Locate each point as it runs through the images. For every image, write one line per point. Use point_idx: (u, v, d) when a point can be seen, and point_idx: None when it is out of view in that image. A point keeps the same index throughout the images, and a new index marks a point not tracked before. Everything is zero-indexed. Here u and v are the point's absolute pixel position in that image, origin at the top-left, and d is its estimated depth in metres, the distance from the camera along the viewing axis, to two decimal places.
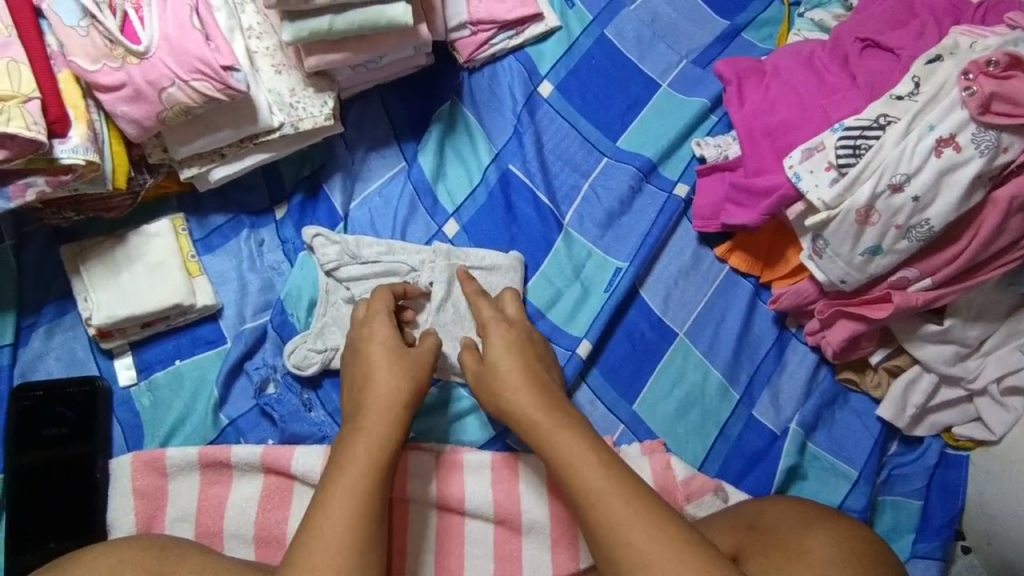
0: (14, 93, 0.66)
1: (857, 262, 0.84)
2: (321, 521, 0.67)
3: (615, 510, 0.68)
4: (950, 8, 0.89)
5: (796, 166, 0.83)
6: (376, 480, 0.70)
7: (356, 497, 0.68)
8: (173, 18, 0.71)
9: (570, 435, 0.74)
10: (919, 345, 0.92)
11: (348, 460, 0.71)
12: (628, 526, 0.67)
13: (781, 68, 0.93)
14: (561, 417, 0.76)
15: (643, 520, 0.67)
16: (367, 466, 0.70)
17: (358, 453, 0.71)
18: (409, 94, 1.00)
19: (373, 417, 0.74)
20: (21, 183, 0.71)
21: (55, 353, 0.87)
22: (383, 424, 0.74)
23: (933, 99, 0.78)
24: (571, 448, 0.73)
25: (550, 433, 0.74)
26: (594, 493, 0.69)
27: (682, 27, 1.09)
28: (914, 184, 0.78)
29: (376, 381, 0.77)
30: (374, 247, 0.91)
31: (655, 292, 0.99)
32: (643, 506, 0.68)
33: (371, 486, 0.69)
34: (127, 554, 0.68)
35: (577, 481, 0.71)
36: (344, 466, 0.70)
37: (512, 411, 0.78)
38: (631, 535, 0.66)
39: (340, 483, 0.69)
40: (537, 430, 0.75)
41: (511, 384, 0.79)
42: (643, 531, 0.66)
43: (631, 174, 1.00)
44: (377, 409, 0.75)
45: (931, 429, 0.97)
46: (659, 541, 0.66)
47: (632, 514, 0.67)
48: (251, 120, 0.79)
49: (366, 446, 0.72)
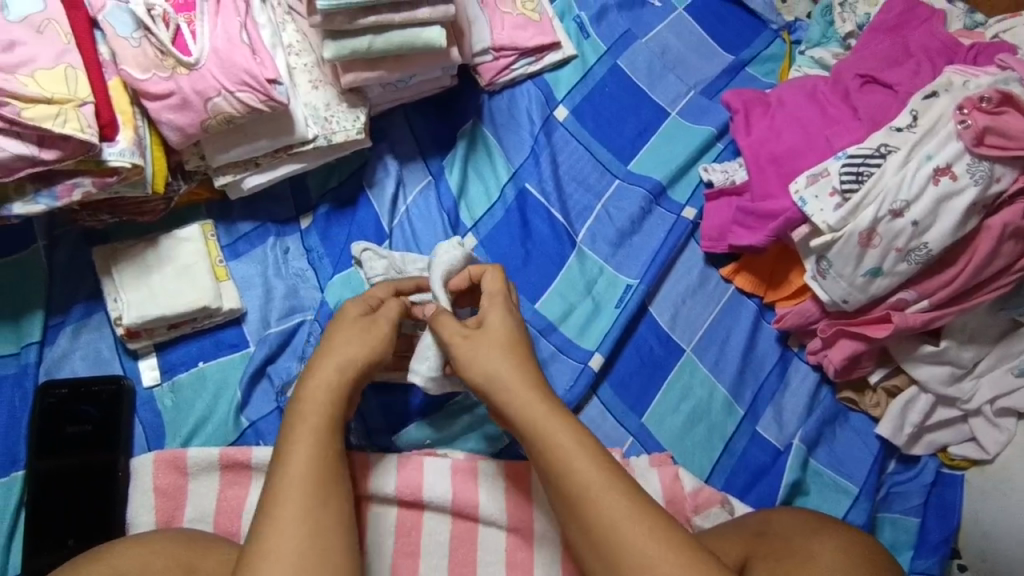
0: (70, 97, 0.68)
1: (859, 283, 0.88)
2: (277, 513, 0.66)
3: (615, 508, 0.68)
4: (942, 48, 0.95)
5: (802, 191, 0.88)
6: (327, 445, 0.70)
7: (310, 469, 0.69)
8: (223, 34, 0.75)
9: (568, 434, 0.72)
10: (917, 365, 0.96)
11: (297, 442, 0.70)
12: (629, 523, 0.67)
13: (786, 100, 0.98)
14: (558, 414, 0.73)
15: (642, 520, 0.67)
16: (318, 428, 0.71)
17: (312, 412, 0.72)
18: (432, 114, 1.05)
19: (314, 399, 0.72)
20: (69, 183, 0.73)
21: (81, 352, 0.89)
22: (318, 404, 0.72)
23: (930, 131, 0.83)
24: (570, 447, 0.71)
25: (542, 422, 0.72)
26: (591, 488, 0.69)
27: (690, 60, 1.15)
28: (914, 210, 0.82)
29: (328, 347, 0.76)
30: (418, 264, 0.92)
31: (663, 310, 1.03)
32: (642, 503, 0.68)
33: (322, 468, 0.69)
34: (160, 546, 0.70)
35: (569, 473, 0.70)
36: (296, 435, 0.70)
37: (501, 381, 0.75)
38: (632, 534, 0.66)
39: (294, 456, 0.69)
40: (529, 420, 0.73)
41: (499, 380, 0.75)
42: (643, 528, 0.67)
43: (642, 197, 1.05)
44: (313, 386, 0.73)
45: (928, 448, 1.00)
46: (660, 540, 0.66)
47: (632, 513, 0.67)
48: (289, 132, 0.83)
49: (314, 413, 0.72)
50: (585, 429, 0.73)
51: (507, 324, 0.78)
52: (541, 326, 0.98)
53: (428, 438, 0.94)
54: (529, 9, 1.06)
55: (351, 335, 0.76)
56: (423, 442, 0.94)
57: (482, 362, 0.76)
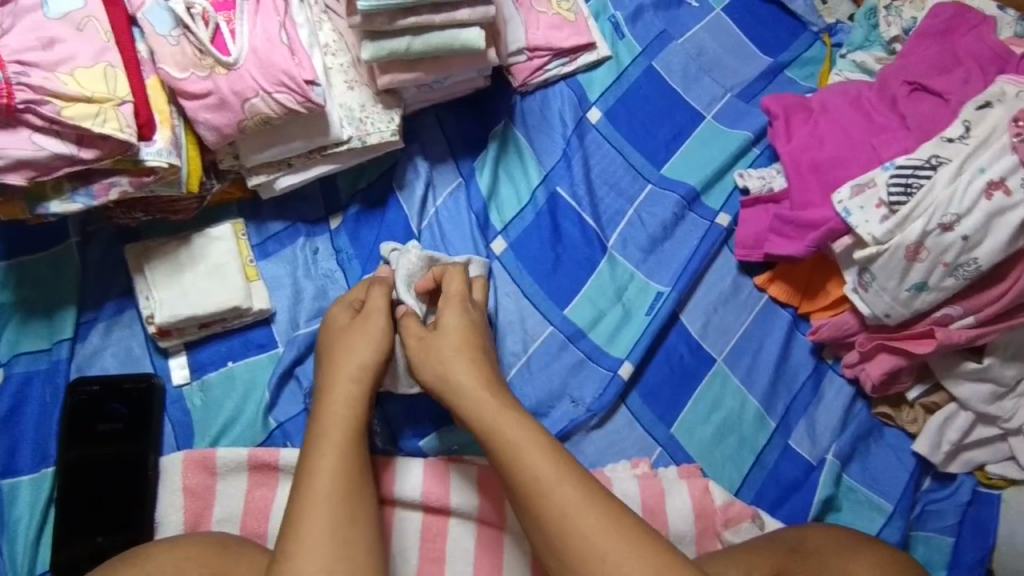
0: (110, 96, 0.68)
1: (902, 297, 0.86)
2: (305, 517, 0.67)
3: (565, 500, 0.69)
4: (993, 57, 0.92)
5: (846, 202, 0.86)
6: (351, 452, 0.73)
7: (336, 476, 0.70)
8: (262, 33, 0.74)
9: (520, 430, 0.73)
10: (959, 383, 0.93)
11: (322, 451, 0.72)
12: (580, 513, 0.68)
13: (829, 106, 0.96)
14: (508, 410, 0.75)
15: (594, 509, 0.68)
16: (345, 436, 0.73)
17: (333, 420, 0.74)
18: (464, 113, 1.03)
19: (332, 410, 0.75)
20: (106, 182, 0.73)
21: (112, 350, 0.89)
22: (340, 414, 0.75)
23: (984, 142, 0.82)
24: (524, 442, 0.72)
25: (496, 418, 0.74)
26: (543, 481, 0.70)
27: (727, 62, 1.12)
28: (964, 224, 0.80)
29: (342, 359, 0.79)
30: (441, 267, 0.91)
31: (694, 318, 1.00)
32: (593, 494, 0.70)
33: (348, 475, 0.71)
34: (194, 551, 0.70)
35: (522, 467, 0.71)
36: (322, 443, 0.72)
37: (454, 379, 0.78)
38: (582, 525, 0.68)
39: (320, 463, 0.71)
40: (483, 417, 0.75)
41: (451, 379, 0.78)
42: (595, 517, 0.68)
43: (675, 203, 1.03)
44: (338, 394, 0.76)
45: (965, 466, 0.97)
46: (614, 530, 0.67)
47: (583, 503, 0.69)
48: (323, 133, 0.82)
49: (338, 422, 0.74)
50: (536, 423, 0.75)
51: (461, 322, 0.82)
52: (570, 333, 0.97)
53: (455, 445, 0.91)
54: (565, 8, 1.04)
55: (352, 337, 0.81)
56: (451, 448, 0.91)
57: (431, 365, 0.79)
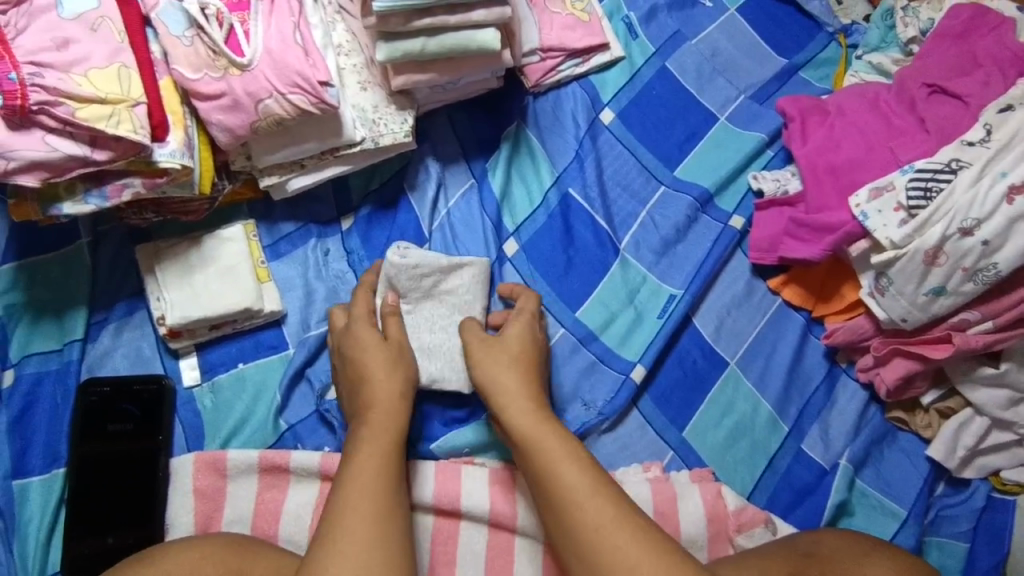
0: (124, 97, 0.67)
1: (920, 302, 0.85)
2: (344, 518, 0.68)
3: (598, 513, 0.68)
4: (1013, 59, 0.91)
5: (863, 205, 0.85)
6: (390, 464, 0.73)
7: (374, 483, 0.71)
8: (277, 34, 0.74)
9: (555, 443, 0.74)
10: (975, 388, 0.93)
11: (362, 459, 0.72)
12: (612, 529, 0.67)
13: (846, 108, 0.95)
14: (547, 423, 0.76)
15: (625, 525, 0.68)
16: (383, 448, 0.74)
17: (372, 434, 0.75)
18: (476, 114, 1.02)
19: (374, 414, 0.77)
20: (118, 183, 0.72)
21: (122, 350, 0.88)
22: (384, 418, 0.76)
23: (1006, 146, 0.80)
24: (559, 455, 0.73)
25: (533, 429, 0.75)
26: (577, 494, 0.70)
27: (741, 63, 1.11)
28: (984, 229, 0.79)
29: (371, 381, 0.79)
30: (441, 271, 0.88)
31: (707, 321, 1.00)
32: (626, 509, 0.69)
33: (388, 477, 0.72)
34: (208, 550, 0.69)
35: (557, 479, 0.71)
36: (361, 454, 0.73)
37: (503, 387, 0.79)
38: (615, 539, 0.67)
39: (359, 470, 0.71)
40: (521, 427, 0.76)
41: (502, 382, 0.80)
42: (627, 534, 0.67)
43: (688, 205, 1.02)
44: (378, 409, 0.77)
45: (980, 472, 0.96)
46: (644, 547, 0.66)
47: (616, 519, 0.68)
48: (337, 134, 0.81)
49: (377, 437, 0.75)
50: (574, 439, 0.75)
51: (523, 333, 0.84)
52: (581, 335, 0.96)
53: (466, 447, 0.90)
54: (579, 8, 1.03)
55: (375, 355, 0.81)
56: (462, 450, 0.90)
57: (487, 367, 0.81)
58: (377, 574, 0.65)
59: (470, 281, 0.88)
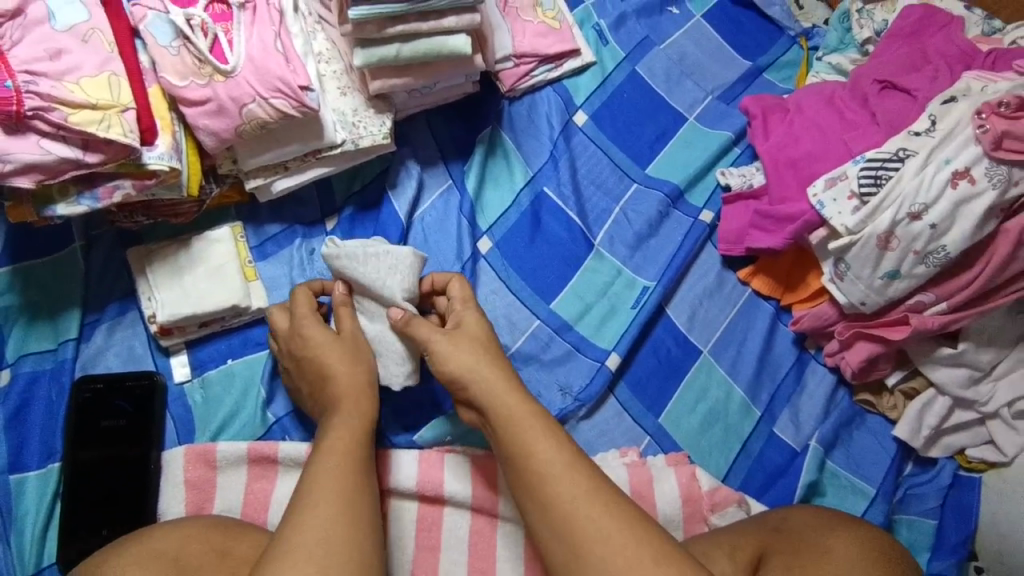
0: (114, 103, 0.72)
1: (877, 285, 0.90)
2: (314, 500, 0.70)
3: (571, 487, 0.72)
4: (960, 55, 0.96)
5: (820, 194, 0.91)
6: (357, 452, 0.76)
7: (341, 469, 0.74)
8: (259, 43, 0.78)
9: (531, 422, 0.76)
10: (936, 368, 0.96)
11: (331, 448, 0.76)
12: (586, 501, 0.71)
13: (805, 106, 1.00)
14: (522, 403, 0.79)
15: (599, 498, 0.71)
16: (351, 438, 0.77)
17: (341, 426, 0.78)
18: (453, 118, 1.06)
19: (344, 404, 0.81)
20: (110, 185, 0.76)
21: (115, 349, 0.91)
22: (354, 407, 0.80)
23: (949, 135, 0.85)
24: (535, 433, 0.75)
25: (513, 411, 0.77)
26: (550, 471, 0.73)
27: (708, 66, 1.16)
28: (932, 213, 0.84)
29: (332, 376, 0.83)
30: (359, 266, 0.86)
31: (680, 310, 1.04)
32: (599, 483, 0.72)
33: (354, 465, 0.75)
34: (196, 530, 0.72)
35: (532, 456, 0.74)
36: (329, 442, 0.76)
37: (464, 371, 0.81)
38: (586, 509, 0.70)
39: (327, 458, 0.75)
40: (503, 411, 0.78)
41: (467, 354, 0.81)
42: (600, 506, 0.70)
43: (660, 200, 1.07)
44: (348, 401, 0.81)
45: (945, 451, 1.00)
46: (615, 516, 0.70)
47: (588, 492, 0.71)
48: (318, 136, 0.85)
49: (345, 429, 0.78)
50: (551, 419, 0.78)
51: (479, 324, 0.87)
52: (556, 326, 1.00)
53: (448, 436, 0.93)
54: (550, 16, 1.08)
55: (333, 350, 0.84)
56: (442, 440, 0.93)
57: (457, 359, 0.81)
58: (341, 549, 0.67)
59: (384, 272, 0.86)
